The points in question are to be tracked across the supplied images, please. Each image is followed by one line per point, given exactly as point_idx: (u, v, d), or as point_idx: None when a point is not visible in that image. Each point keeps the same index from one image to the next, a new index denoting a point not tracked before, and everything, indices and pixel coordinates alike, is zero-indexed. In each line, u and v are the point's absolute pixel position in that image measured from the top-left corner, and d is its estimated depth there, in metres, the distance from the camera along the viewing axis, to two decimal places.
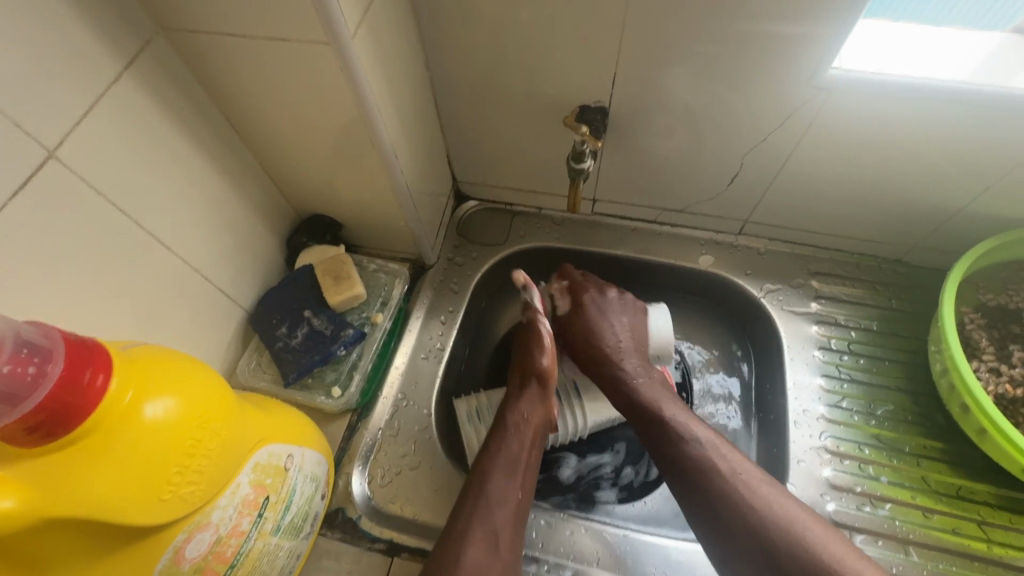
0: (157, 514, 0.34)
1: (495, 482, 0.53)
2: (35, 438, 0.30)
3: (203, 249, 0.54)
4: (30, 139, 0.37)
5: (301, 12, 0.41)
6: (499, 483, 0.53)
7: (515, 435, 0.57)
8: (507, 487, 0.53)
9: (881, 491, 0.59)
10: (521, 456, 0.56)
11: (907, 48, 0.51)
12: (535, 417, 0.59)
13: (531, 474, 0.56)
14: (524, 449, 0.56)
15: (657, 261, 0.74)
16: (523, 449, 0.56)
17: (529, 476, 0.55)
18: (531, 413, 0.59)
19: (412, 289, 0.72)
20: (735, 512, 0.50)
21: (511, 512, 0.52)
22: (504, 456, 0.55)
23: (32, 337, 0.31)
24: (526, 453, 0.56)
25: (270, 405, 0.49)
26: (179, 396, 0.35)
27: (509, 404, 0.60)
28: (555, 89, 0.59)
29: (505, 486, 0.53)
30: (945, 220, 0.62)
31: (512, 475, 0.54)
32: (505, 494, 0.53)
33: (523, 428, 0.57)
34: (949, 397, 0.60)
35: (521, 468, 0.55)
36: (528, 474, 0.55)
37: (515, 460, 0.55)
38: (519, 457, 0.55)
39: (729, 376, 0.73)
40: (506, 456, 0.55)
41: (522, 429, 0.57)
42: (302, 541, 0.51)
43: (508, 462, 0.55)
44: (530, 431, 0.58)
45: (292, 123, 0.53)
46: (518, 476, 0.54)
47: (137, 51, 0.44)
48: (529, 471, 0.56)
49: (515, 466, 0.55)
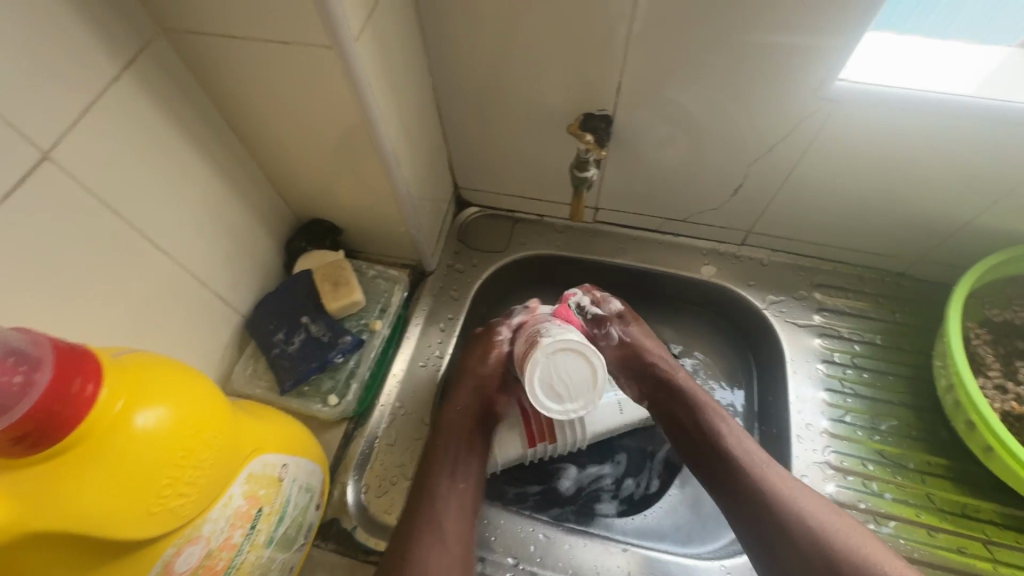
0: (146, 527, 0.33)
1: (436, 478, 0.55)
2: (21, 448, 0.29)
3: (199, 253, 0.53)
4: (25, 140, 0.37)
5: (304, 15, 0.40)
6: (439, 480, 0.55)
7: (453, 434, 0.58)
8: (449, 484, 0.55)
9: (885, 509, 0.58)
10: (460, 451, 0.57)
11: (916, 60, 0.50)
12: (470, 410, 0.60)
13: (472, 466, 0.57)
14: (460, 442, 0.58)
15: (659, 270, 0.73)
16: (463, 444, 0.58)
17: (472, 468, 0.57)
18: (464, 408, 0.60)
19: (411, 296, 0.71)
20: (739, 472, 0.54)
21: (458, 505, 0.54)
22: (444, 456, 0.56)
23: (19, 345, 0.30)
24: (463, 448, 0.57)
25: (265, 413, 0.48)
26: (171, 405, 0.34)
27: (445, 405, 0.60)
28: (559, 97, 0.59)
29: (446, 482, 0.55)
30: (950, 234, 0.62)
31: (450, 470, 0.56)
32: (450, 491, 0.54)
33: (458, 423, 0.59)
34: (954, 413, 0.59)
35: (459, 460, 0.57)
36: (467, 466, 0.57)
37: (454, 454, 0.57)
38: (463, 455, 0.57)
39: (731, 388, 0.72)
40: (444, 454, 0.56)
41: (458, 428, 0.59)
42: (295, 553, 0.50)
43: (449, 460, 0.56)
44: (467, 426, 0.59)
45: (292, 126, 0.52)
46: (462, 474, 0.56)
47: (137, 52, 0.43)
48: (472, 465, 0.57)
49: (454, 460, 0.56)
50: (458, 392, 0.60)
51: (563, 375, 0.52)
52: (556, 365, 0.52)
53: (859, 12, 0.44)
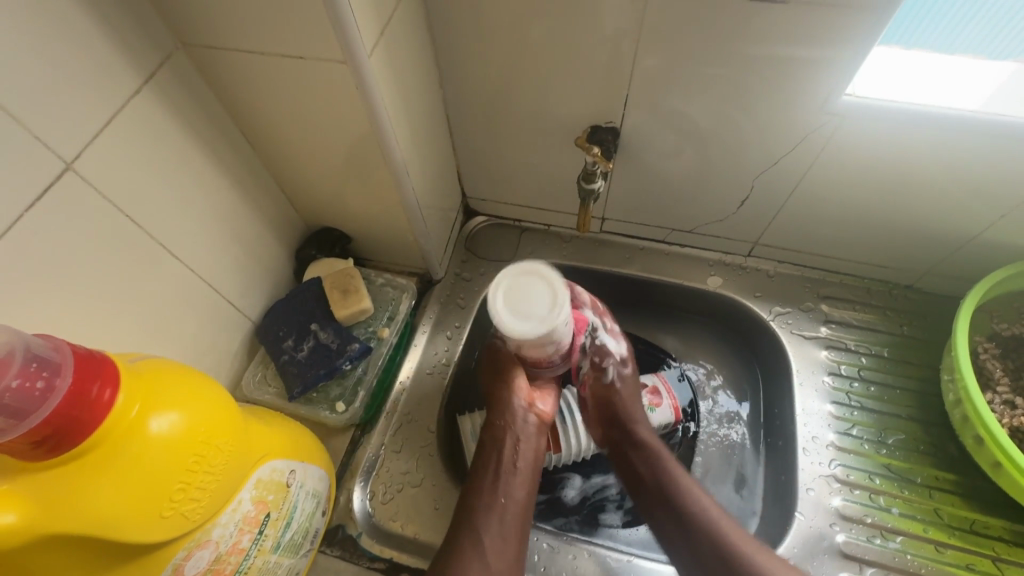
0: (158, 530, 0.34)
1: (476, 493, 0.54)
2: (41, 452, 0.30)
3: (213, 260, 0.54)
4: (49, 151, 0.38)
5: (320, 32, 0.42)
6: (482, 494, 0.54)
7: (499, 444, 0.57)
8: (492, 498, 0.54)
9: (892, 523, 0.58)
10: (506, 462, 0.56)
11: (921, 75, 0.50)
12: (513, 420, 0.58)
13: (521, 478, 0.55)
14: (502, 453, 0.56)
15: (665, 281, 0.73)
16: (508, 456, 0.56)
17: (521, 479, 0.55)
18: (508, 417, 0.58)
19: (419, 304, 0.72)
20: (688, 513, 0.53)
21: (507, 518, 0.53)
22: (486, 469, 0.55)
23: (41, 351, 0.31)
24: (508, 460, 0.56)
25: (274, 419, 0.49)
26: (184, 410, 0.35)
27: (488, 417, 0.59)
28: (567, 109, 0.60)
29: (489, 495, 0.54)
30: (958, 248, 0.61)
31: (493, 483, 0.54)
32: (492, 503, 0.53)
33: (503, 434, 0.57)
34: (962, 428, 0.59)
35: (503, 472, 0.55)
36: (515, 478, 0.55)
37: (496, 466, 0.56)
38: (508, 465, 0.56)
39: (737, 399, 0.72)
40: (488, 468, 0.55)
41: (502, 438, 0.57)
42: (301, 558, 0.50)
43: (494, 471, 0.55)
44: (511, 434, 0.57)
45: (305, 137, 0.53)
46: (508, 484, 0.55)
47: (158, 66, 0.44)
48: (518, 477, 0.55)
49: (496, 472, 0.55)
50: (504, 403, 0.59)
51: (522, 295, 0.50)
52: (521, 287, 0.51)
53: (866, 29, 0.45)
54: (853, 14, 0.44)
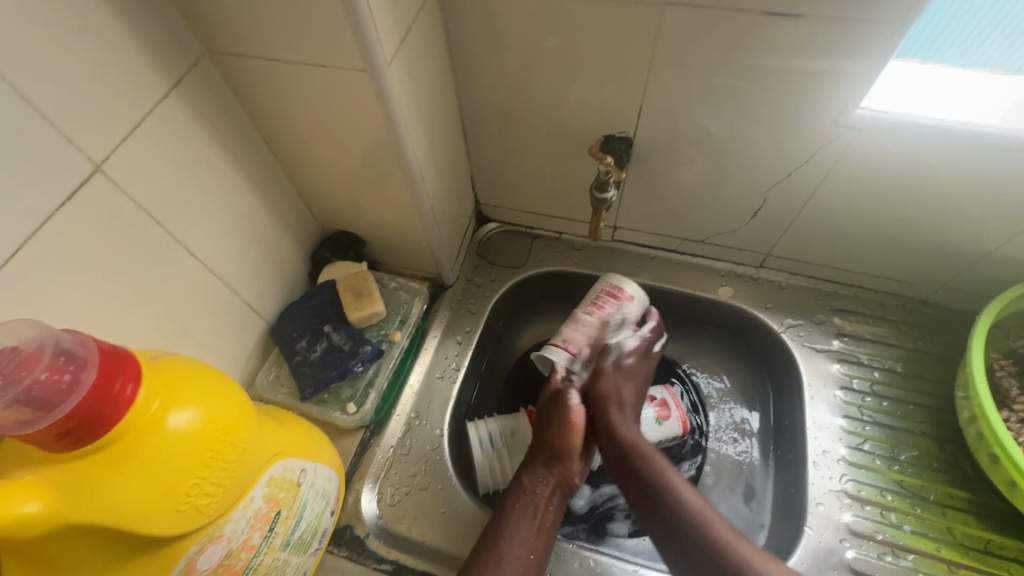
0: (173, 524, 0.35)
1: (508, 543, 0.53)
2: (65, 443, 0.31)
3: (232, 261, 0.55)
4: (81, 154, 0.39)
5: (341, 41, 0.43)
6: (514, 542, 0.53)
7: (538, 497, 0.57)
8: (520, 550, 0.53)
9: (904, 541, 0.57)
10: (540, 518, 0.55)
11: (934, 90, 0.50)
12: (553, 481, 0.58)
13: (544, 539, 0.55)
14: (538, 511, 0.56)
15: (676, 290, 0.74)
16: (540, 515, 0.56)
17: (544, 539, 0.55)
18: (549, 477, 0.58)
19: (431, 308, 0.73)
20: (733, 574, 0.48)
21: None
22: (523, 520, 0.55)
23: (68, 346, 0.32)
24: (542, 516, 0.56)
25: (286, 418, 0.50)
26: (202, 407, 0.36)
27: (528, 467, 0.59)
28: (581, 118, 0.60)
29: (520, 548, 0.53)
30: (974, 263, 0.61)
31: (524, 537, 0.53)
32: (517, 556, 0.52)
33: (543, 491, 0.57)
34: (977, 446, 0.58)
35: (534, 529, 0.54)
36: (540, 537, 0.54)
37: (531, 522, 0.55)
38: (540, 522, 0.55)
39: (749, 411, 0.72)
40: (525, 519, 0.55)
41: (539, 493, 0.57)
42: (309, 557, 0.51)
43: (526, 526, 0.54)
44: (550, 491, 0.57)
45: (323, 142, 0.54)
46: (535, 541, 0.54)
47: (185, 73, 0.46)
48: (543, 537, 0.55)
49: (530, 528, 0.54)
50: (548, 462, 0.59)
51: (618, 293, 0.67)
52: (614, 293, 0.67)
53: (879, 42, 0.45)
54: (867, 27, 0.44)
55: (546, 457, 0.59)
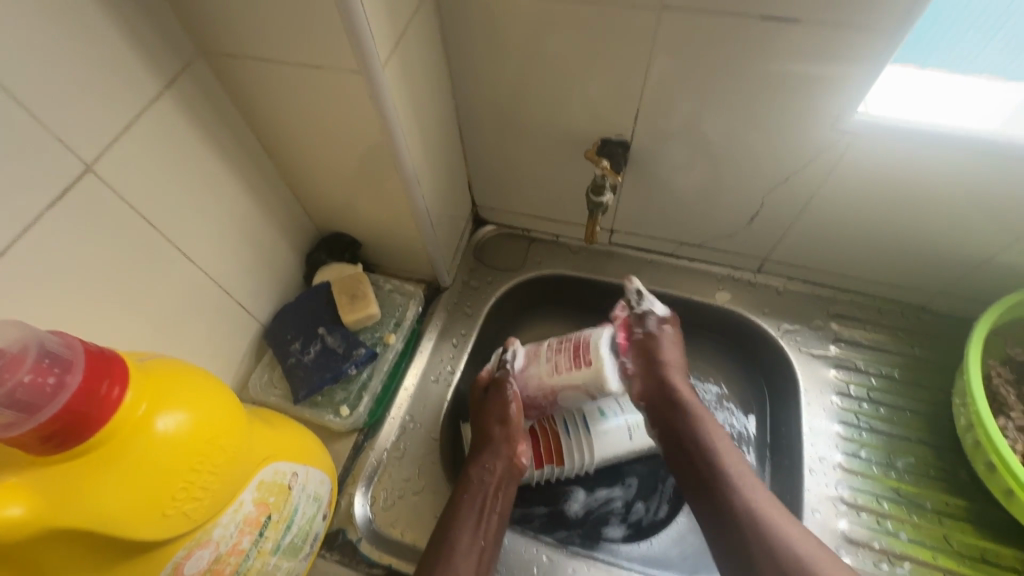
0: (159, 528, 0.34)
1: (460, 530, 0.53)
2: (49, 446, 0.31)
3: (225, 262, 0.55)
4: (71, 154, 0.39)
5: (336, 42, 0.43)
6: (465, 529, 0.53)
7: (483, 483, 0.57)
8: (471, 537, 0.53)
9: (899, 549, 0.57)
10: (486, 504, 0.56)
11: (931, 96, 0.50)
12: (500, 466, 0.58)
13: (494, 524, 0.55)
14: (487, 498, 0.56)
15: (673, 295, 0.73)
16: (488, 500, 0.56)
17: (495, 525, 0.55)
18: (496, 462, 0.58)
19: (426, 311, 0.72)
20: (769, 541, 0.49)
21: (479, 563, 0.52)
22: (470, 506, 0.55)
23: (54, 348, 0.32)
24: (490, 502, 0.56)
25: (279, 421, 0.49)
26: (190, 410, 0.36)
27: (476, 457, 0.59)
28: (578, 122, 0.60)
29: (470, 534, 0.53)
30: (972, 269, 0.61)
31: (475, 522, 0.54)
32: (470, 542, 0.52)
33: (490, 477, 0.57)
34: (973, 453, 0.57)
35: (484, 514, 0.55)
36: (490, 523, 0.55)
37: (479, 507, 0.55)
38: (487, 507, 0.55)
39: (744, 416, 0.71)
40: (473, 505, 0.55)
41: (487, 481, 0.57)
42: (300, 562, 0.50)
43: (475, 512, 0.54)
44: (496, 478, 0.58)
45: (318, 143, 0.54)
46: (484, 526, 0.54)
47: (178, 73, 0.45)
48: (493, 521, 0.55)
49: (479, 513, 0.54)
50: (495, 445, 0.59)
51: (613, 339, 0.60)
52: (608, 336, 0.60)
53: (876, 46, 0.44)
54: (863, 32, 0.44)
55: (485, 444, 0.59)
